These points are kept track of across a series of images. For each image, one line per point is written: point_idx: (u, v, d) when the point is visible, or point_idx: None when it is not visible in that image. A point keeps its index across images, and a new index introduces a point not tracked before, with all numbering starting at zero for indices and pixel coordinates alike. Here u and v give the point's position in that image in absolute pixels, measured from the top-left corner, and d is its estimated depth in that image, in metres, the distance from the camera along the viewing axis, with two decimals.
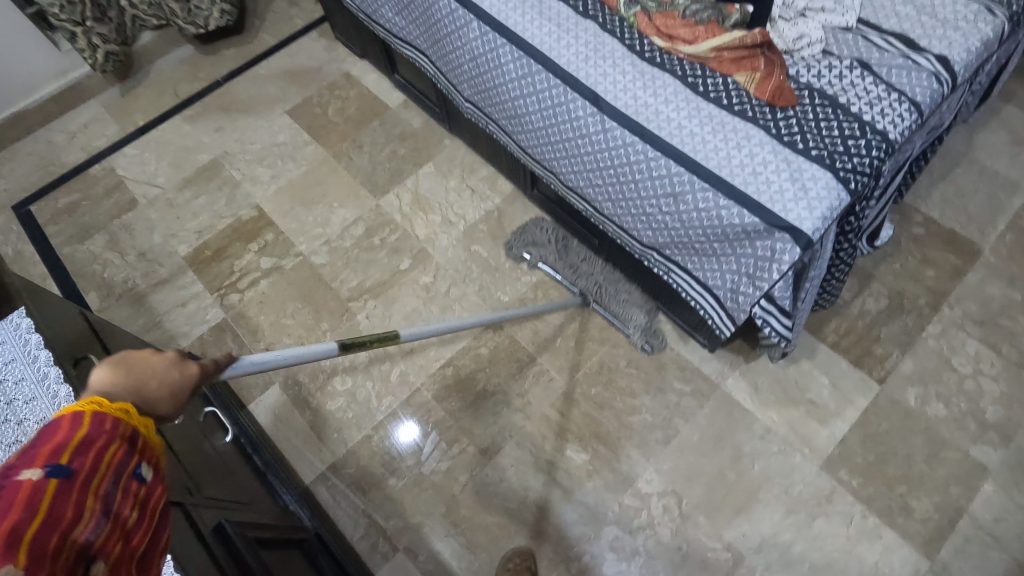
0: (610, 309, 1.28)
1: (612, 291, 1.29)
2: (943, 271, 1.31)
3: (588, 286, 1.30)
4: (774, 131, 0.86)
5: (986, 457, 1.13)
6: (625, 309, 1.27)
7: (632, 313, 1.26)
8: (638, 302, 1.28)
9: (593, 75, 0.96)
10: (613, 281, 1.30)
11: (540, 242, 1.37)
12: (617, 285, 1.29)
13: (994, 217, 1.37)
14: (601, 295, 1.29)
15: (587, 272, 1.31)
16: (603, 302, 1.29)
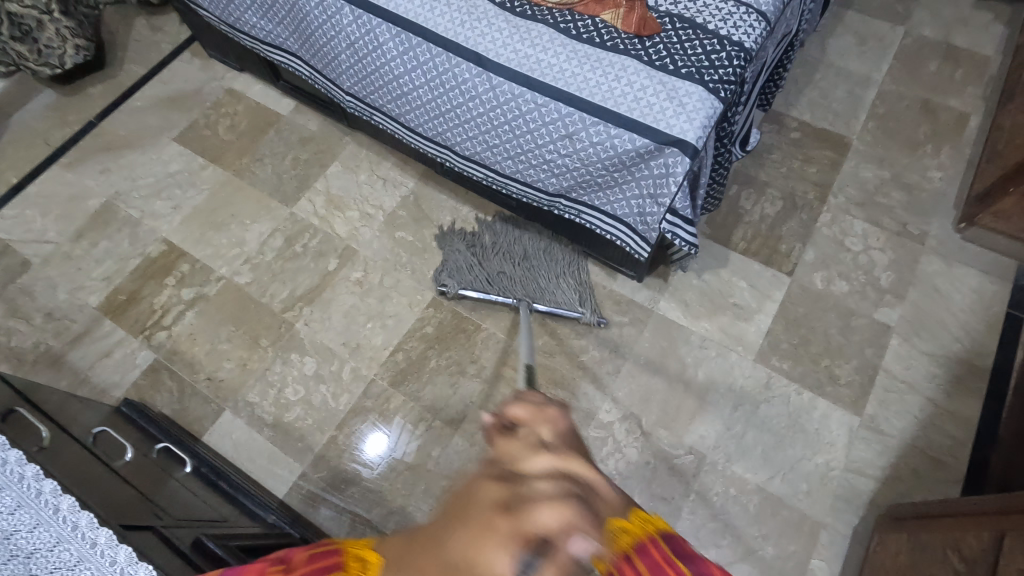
0: (551, 301, 1.27)
1: (543, 282, 1.28)
2: (823, 166, 1.46)
3: (524, 288, 1.27)
4: (645, 58, 0.93)
5: (888, 317, 1.27)
6: (564, 295, 1.27)
7: (572, 296, 1.27)
8: (569, 281, 1.29)
9: (472, 37, 1.00)
10: (540, 271, 1.28)
11: (457, 268, 1.30)
12: (543, 274, 1.28)
13: (856, 110, 1.53)
14: (538, 291, 1.26)
15: (514, 274, 1.27)
16: (544, 296, 1.26)
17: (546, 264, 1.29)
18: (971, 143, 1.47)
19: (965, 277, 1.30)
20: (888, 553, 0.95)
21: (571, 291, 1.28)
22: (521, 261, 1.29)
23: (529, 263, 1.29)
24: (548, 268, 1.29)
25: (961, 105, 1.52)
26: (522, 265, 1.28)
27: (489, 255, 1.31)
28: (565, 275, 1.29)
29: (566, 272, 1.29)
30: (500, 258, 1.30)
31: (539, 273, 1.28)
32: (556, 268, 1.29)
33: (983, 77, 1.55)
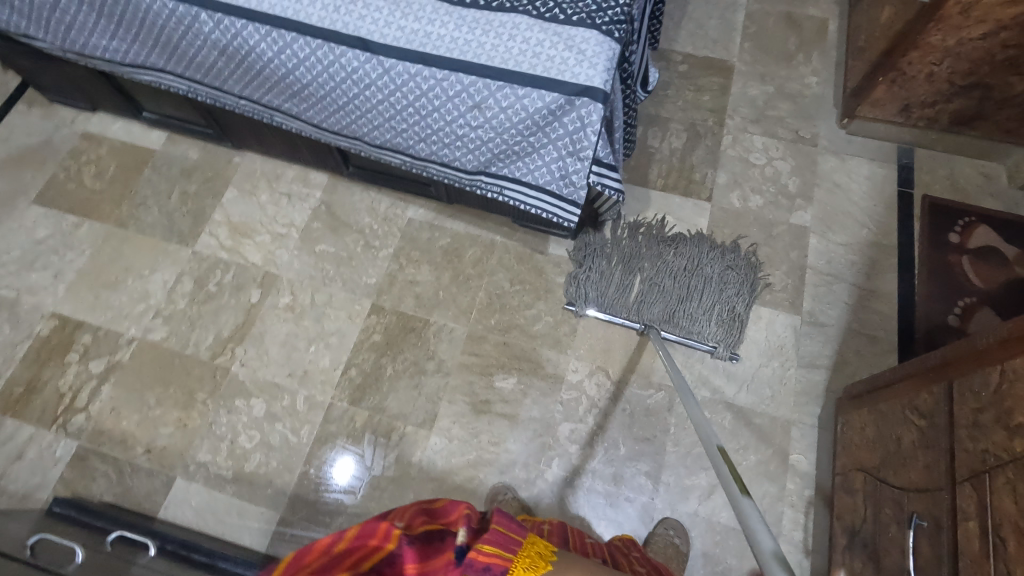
0: (693, 333, 1.22)
1: (688, 304, 1.23)
2: (715, 92, 1.52)
3: (671, 310, 1.23)
4: (535, 12, 0.91)
5: (803, 219, 1.36)
6: (708, 330, 1.23)
7: (723, 336, 1.22)
8: (721, 313, 1.24)
9: (350, 20, 0.93)
10: (698, 300, 1.24)
11: (590, 284, 1.25)
12: (699, 305, 1.24)
13: (731, 34, 1.61)
14: (676, 321, 1.23)
15: (657, 291, 1.24)
16: (683, 326, 1.23)
17: (703, 294, 1.24)
18: (835, 45, 1.58)
19: (857, 167, 1.41)
20: (855, 429, 1.02)
21: (731, 301, 1.25)
22: (673, 294, 1.24)
23: (682, 291, 1.24)
24: (709, 298, 1.24)
25: (819, 11, 1.63)
26: (673, 300, 1.24)
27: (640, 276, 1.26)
28: (717, 312, 1.24)
29: (732, 298, 1.25)
30: (645, 296, 1.24)
31: (688, 292, 1.24)
32: (717, 303, 1.24)
33: None
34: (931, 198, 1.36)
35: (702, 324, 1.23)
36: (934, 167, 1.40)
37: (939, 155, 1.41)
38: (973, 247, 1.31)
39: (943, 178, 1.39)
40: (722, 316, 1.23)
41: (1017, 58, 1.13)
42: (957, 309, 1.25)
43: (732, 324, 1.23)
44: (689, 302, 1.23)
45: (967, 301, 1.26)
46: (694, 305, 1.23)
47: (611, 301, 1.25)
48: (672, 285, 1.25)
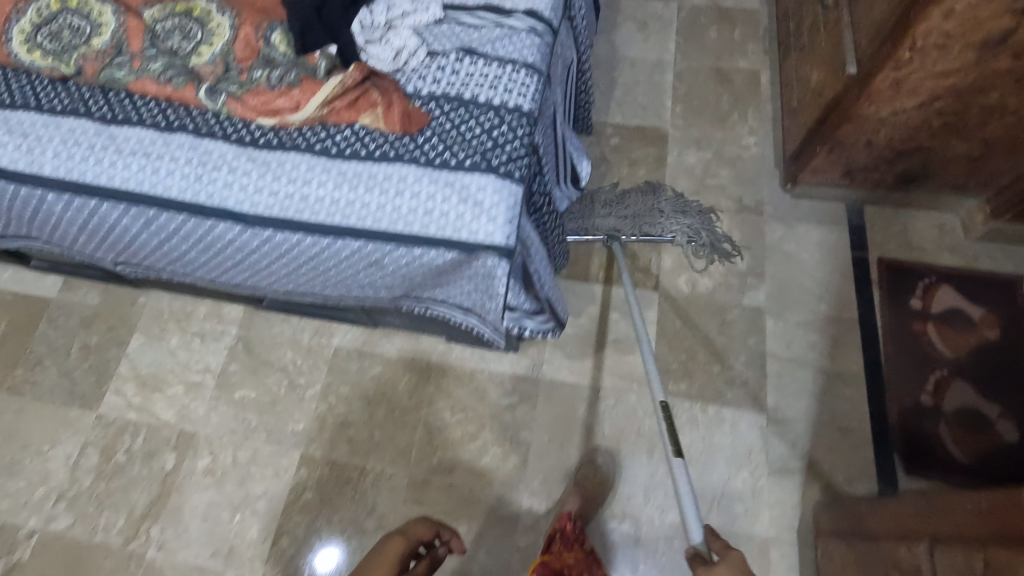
0: (656, 233, 1.30)
1: (643, 211, 1.31)
2: (650, 165, 1.44)
3: (631, 223, 1.29)
4: (424, 158, 0.82)
5: (756, 300, 1.27)
6: (665, 227, 1.30)
7: (682, 231, 1.30)
8: (673, 215, 1.31)
9: (215, 190, 0.82)
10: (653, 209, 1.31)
11: None
12: (654, 212, 1.31)
13: (661, 98, 1.53)
14: (636, 225, 1.29)
15: (615, 208, 1.31)
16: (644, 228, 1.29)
17: (655, 204, 1.32)
18: (769, 98, 1.51)
19: (807, 234, 1.33)
20: (839, 563, 0.92)
21: (681, 208, 1.33)
22: (629, 209, 1.32)
23: (638, 207, 1.32)
24: (661, 207, 1.32)
25: (749, 64, 1.56)
26: (631, 215, 1.31)
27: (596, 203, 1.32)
28: (672, 215, 1.31)
29: (681, 203, 1.33)
30: (605, 215, 1.29)
31: (642, 206, 1.32)
32: (670, 209, 1.32)
33: (758, 31, 1.60)
34: (887, 260, 1.29)
35: (660, 219, 1.30)
36: (886, 225, 1.33)
37: (889, 211, 1.34)
38: (937, 311, 1.23)
39: (897, 236, 1.32)
40: (676, 216, 1.31)
41: (955, 123, 1.06)
42: (930, 386, 1.17)
43: (686, 213, 1.31)
44: (644, 212, 1.31)
45: (939, 374, 1.18)
46: (648, 213, 1.31)
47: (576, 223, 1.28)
48: (627, 204, 1.32)
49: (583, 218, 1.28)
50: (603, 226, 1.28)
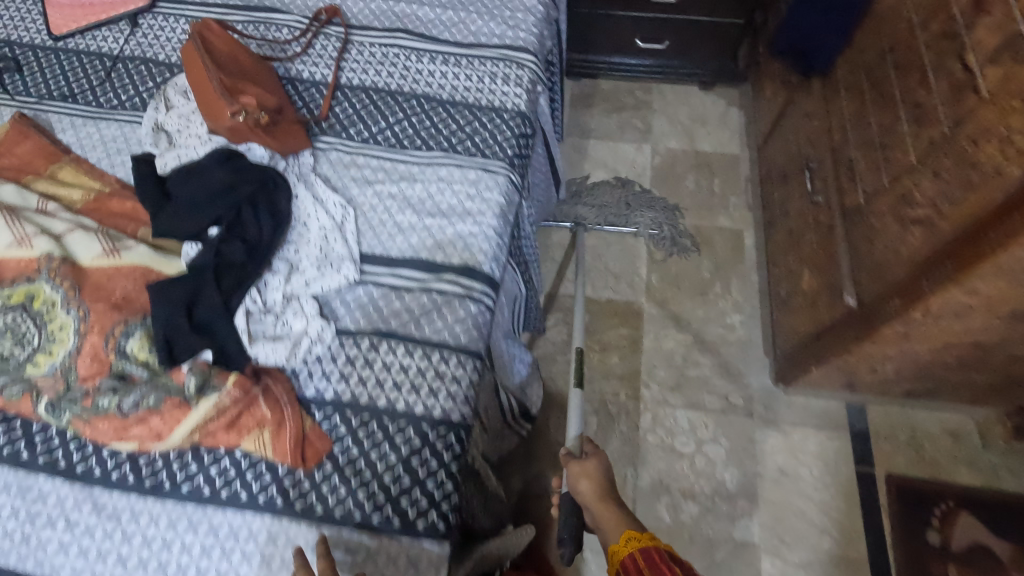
0: (621, 223, 1.41)
1: (612, 205, 1.43)
2: (624, 350, 1.27)
3: (603, 216, 1.41)
4: (320, 509, 0.64)
5: (749, 531, 1.09)
6: (635, 220, 1.41)
7: (648, 223, 1.41)
8: (643, 211, 1.42)
9: (46, 556, 0.63)
10: (625, 203, 1.43)
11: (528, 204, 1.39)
12: (624, 207, 1.43)
13: (635, 264, 1.37)
14: (603, 216, 1.41)
15: (588, 200, 1.43)
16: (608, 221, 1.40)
17: (625, 199, 1.44)
18: (755, 266, 1.36)
19: (803, 443, 1.16)
20: None
21: (650, 200, 1.44)
22: (599, 202, 1.43)
23: (609, 203, 1.44)
24: (632, 199, 1.44)
25: (731, 222, 1.42)
26: (602, 208, 1.43)
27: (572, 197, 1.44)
28: (642, 209, 1.42)
29: (651, 198, 1.44)
30: (577, 210, 1.41)
31: (610, 199, 1.44)
32: (639, 205, 1.43)
33: (740, 182, 1.47)
34: (896, 478, 1.12)
35: (628, 212, 1.42)
36: (892, 429, 1.17)
37: (894, 412, 1.18)
38: (958, 548, 1.06)
39: (905, 446, 1.15)
40: (644, 211, 1.42)
41: (974, 363, 0.91)
42: None
43: (653, 208, 1.42)
44: (615, 206, 1.43)
45: None
46: (617, 207, 1.43)
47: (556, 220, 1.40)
48: (600, 197, 1.44)
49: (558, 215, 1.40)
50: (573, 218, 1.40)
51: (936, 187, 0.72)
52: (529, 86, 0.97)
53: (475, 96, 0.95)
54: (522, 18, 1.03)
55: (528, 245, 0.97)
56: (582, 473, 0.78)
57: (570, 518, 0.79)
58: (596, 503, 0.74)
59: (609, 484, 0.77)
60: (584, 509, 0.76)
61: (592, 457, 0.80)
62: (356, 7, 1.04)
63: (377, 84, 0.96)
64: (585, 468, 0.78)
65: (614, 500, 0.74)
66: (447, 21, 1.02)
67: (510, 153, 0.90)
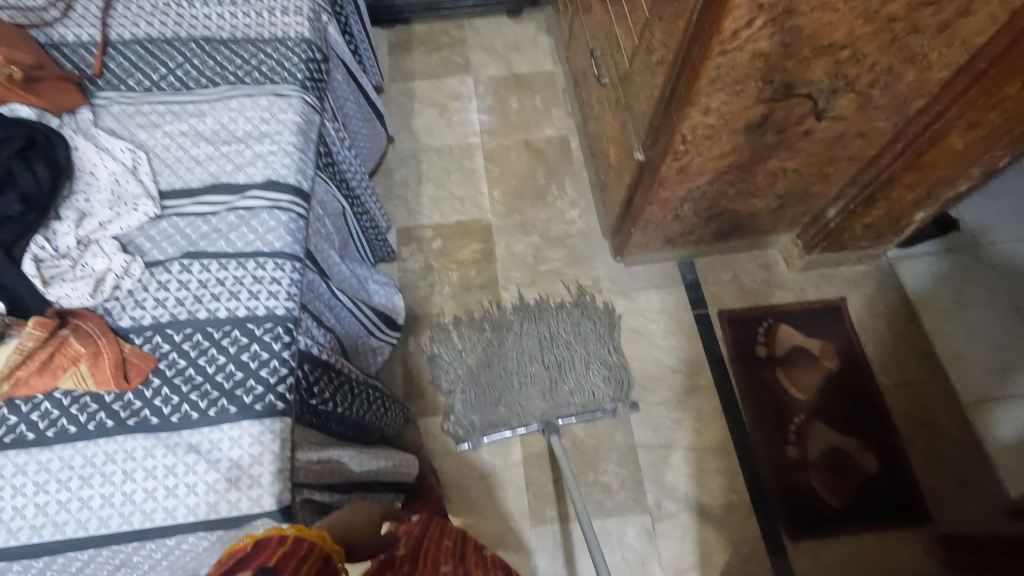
0: (578, 408, 1.15)
1: (563, 366, 1.19)
2: (479, 263, 1.35)
3: (549, 392, 1.15)
4: (157, 419, 0.65)
5: None
6: (593, 394, 1.17)
7: (605, 390, 1.21)
8: (600, 367, 1.20)
9: None
10: (563, 373, 1.17)
11: (458, 373, 1.20)
12: (565, 366, 1.19)
13: (477, 184, 1.45)
14: (563, 404, 1.14)
15: (526, 374, 1.17)
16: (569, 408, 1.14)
17: (569, 351, 1.21)
18: (583, 164, 1.47)
19: (648, 303, 1.30)
20: None
21: (601, 345, 1.23)
22: (543, 357, 1.20)
23: (546, 359, 1.19)
24: (579, 338, 1.23)
25: (556, 130, 1.52)
26: (537, 371, 1.18)
27: (497, 393, 1.15)
28: (589, 360, 1.20)
29: (585, 312, 1.27)
30: (469, 375, 1.20)
31: (568, 358, 1.19)
32: (590, 352, 1.21)
33: (558, 94, 1.58)
34: (727, 312, 1.29)
35: (583, 380, 1.18)
36: (718, 274, 1.33)
37: (717, 260, 1.35)
38: (782, 355, 1.25)
39: (730, 285, 1.32)
40: (601, 368, 1.20)
41: (747, 189, 1.06)
42: (793, 436, 1.17)
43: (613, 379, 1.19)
44: (543, 373, 1.16)
45: (799, 421, 1.19)
46: (554, 376, 1.16)
47: (457, 390, 1.20)
48: (520, 364, 1.18)
49: (459, 382, 1.19)
50: (513, 410, 1.14)
51: (662, 28, 0.84)
52: (310, 14, 0.99)
53: (256, 30, 0.96)
54: None
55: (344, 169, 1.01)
56: None
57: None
58: None
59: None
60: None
61: None
62: None
63: (150, 35, 0.94)
64: None
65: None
66: None
67: (300, 76, 0.93)
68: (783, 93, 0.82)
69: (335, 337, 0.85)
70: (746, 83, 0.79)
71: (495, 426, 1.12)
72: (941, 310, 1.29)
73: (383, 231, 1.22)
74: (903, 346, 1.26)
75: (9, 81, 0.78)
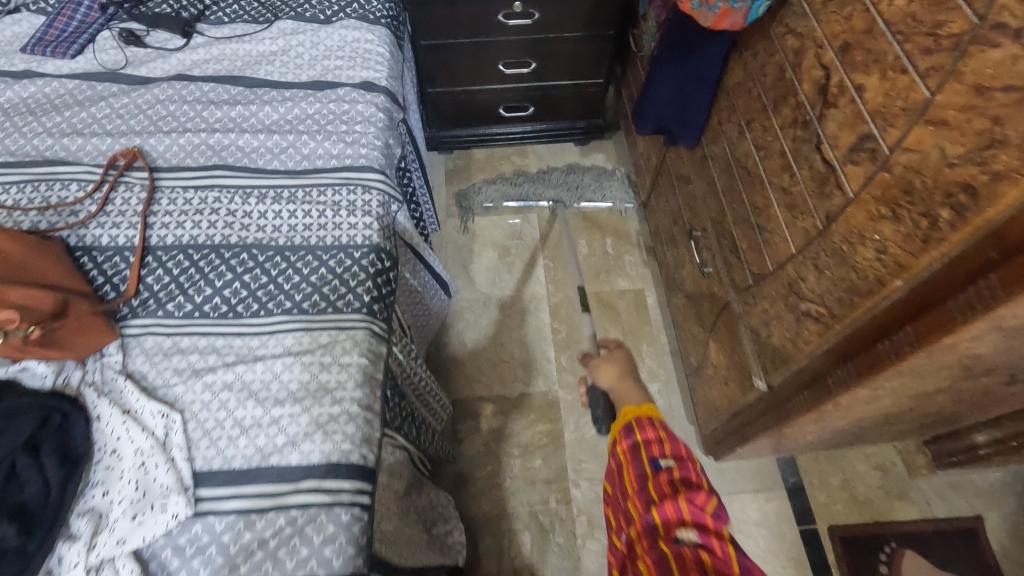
0: (597, 198, 1.47)
1: (581, 183, 1.49)
2: (545, 448, 1.17)
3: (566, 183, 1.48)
4: None
5: None
6: (610, 190, 1.48)
7: (618, 190, 1.48)
8: (610, 177, 1.50)
9: None
10: (582, 177, 1.50)
11: (499, 191, 1.47)
12: (571, 177, 1.50)
13: (540, 344, 1.29)
14: (579, 194, 1.48)
15: (550, 184, 1.49)
16: (592, 194, 1.47)
17: (587, 173, 1.50)
18: (661, 326, 1.31)
19: (743, 514, 1.11)
20: None
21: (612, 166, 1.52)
22: (562, 184, 1.49)
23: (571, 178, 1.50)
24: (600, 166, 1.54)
25: (630, 282, 1.37)
26: (557, 181, 1.50)
27: (525, 180, 1.49)
28: (597, 178, 1.50)
29: (609, 176, 1.49)
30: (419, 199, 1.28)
31: (583, 179, 1.50)
32: (580, 184, 1.49)
33: (631, 238, 1.43)
34: (838, 529, 1.09)
35: (601, 180, 1.48)
36: (824, 477, 1.14)
37: (823, 460, 1.16)
38: None
39: (841, 494, 1.12)
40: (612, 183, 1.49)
41: (887, 422, 0.88)
42: None
43: (611, 179, 1.49)
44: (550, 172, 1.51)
45: None
46: (558, 173, 1.51)
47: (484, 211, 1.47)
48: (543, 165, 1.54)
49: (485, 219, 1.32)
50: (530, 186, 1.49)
51: (821, 281, 0.68)
52: (379, 211, 0.86)
53: (317, 235, 0.82)
54: (361, 130, 0.92)
55: (407, 391, 0.86)
56: (609, 365, 0.78)
57: (597, 397, 0.78)
58: (621, 382, 0.74)
59: (631, 369, 0.77)
60: (606, 395, 0.77)
61: (619, 352, 0.81)
62: (161, 144, 0.88)
63: (196, 240, 0.81)
64: (614, 357, 0.80)
65: (634, 380, 0.75)
66: (274, 148, 0.89)
67: (366, 299, 0.78)
68: (980, 374, 0.65)
69: None
70: (941, 370, 0.62)
71: (516, 198, 1.47)
72: None
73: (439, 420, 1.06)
74: None
75: (23, 343, 0.63)
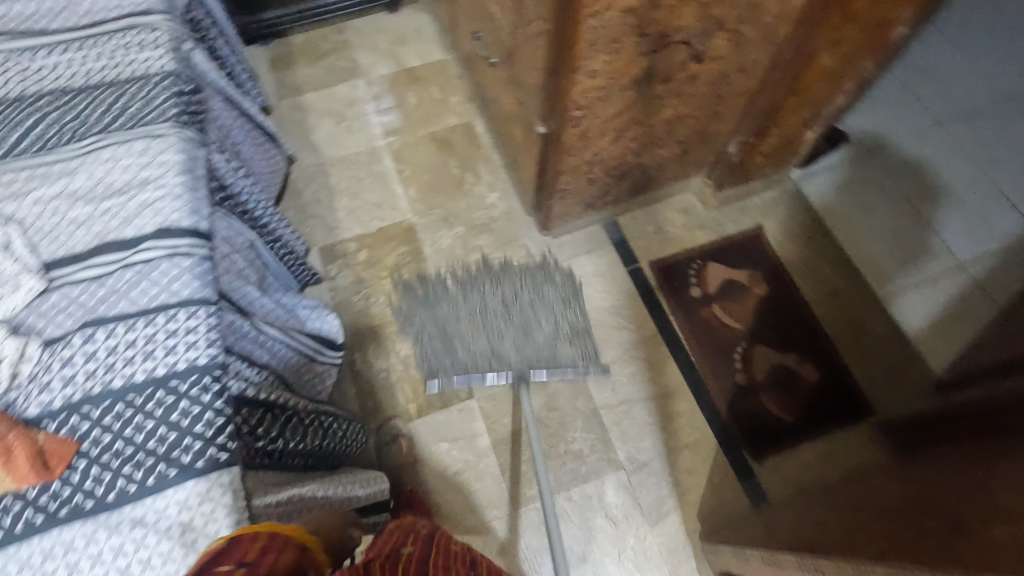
0: (547, 353, 1.05)
1: (534, 310, 1.09)
2: (409, 264, 1.33)
3: (518, 333, 1.06)
4: (91, 502, 0.62)
5: None
6: (564, 352, 1.06)
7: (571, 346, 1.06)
8: (567, 330, 1.09)
9: None
10: (532, 322, 1.08)
11: (430, 350, 1.06)
12: (527, 320, 1.08)
13: (389, 185, 1.42)
14: (538, 337, 1.07)
15: (493, 335, 1.07)
16: (540, 362, 1.05)
17: (544, 309, 1.09)
18: (491, 146, 1.47)
19: (582, 269, 1.33)
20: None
21: (567, 310, 1.10)
22: (507, 305, 1.09)
23: (513, 310, 1.08)
24: (545, 302, 1.09)
25: (459, 117, 1.51)
26: (500, 310, 1.09)
27: (461, 340, 1.06)
28: (554, 310, 1.09)
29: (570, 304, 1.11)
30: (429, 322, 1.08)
31: (536, 302, 1.10)
32: (552, 314, 1.08)
33: (453, 81, 1.56)
34: (657, 260, 1.33)
35: (541, 328, 1.07)
36: (641, 226, 1.37)
37: (639, 215, 1.38)
38: (715, 290, 1.31)
39: (655, 236, 1.37)
40: (572, 331, 1.08)
41: (649, 141, 1.09)
42: (738, 363, 1.24)
43: (572, 298, 1.11)
44: (491, 321, 1.07)
45: (742, 347, 1.25)
46: (500, 320, 1.07)
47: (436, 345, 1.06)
48: (479, 318, 1.08)
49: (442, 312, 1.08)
50: (479, 350, 1.05)
51: None
52: (171, 45, 0.94)
53: (113, 71, 0.89)
54: None
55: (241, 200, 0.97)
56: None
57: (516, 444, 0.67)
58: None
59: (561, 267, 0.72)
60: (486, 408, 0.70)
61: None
62: None
63: None
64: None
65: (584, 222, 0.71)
66: (51, 9, 0.94)
67: (174, 111, 0.88)
68: (661, 44, 0.85)
69: (268, 372, 0.83)
70: (623, 40, 0.81)
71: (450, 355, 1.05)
72: (843, 215, 1.38)
73: (296, 249, 1.18)
74: (819, 258, 1.35)
75: None
